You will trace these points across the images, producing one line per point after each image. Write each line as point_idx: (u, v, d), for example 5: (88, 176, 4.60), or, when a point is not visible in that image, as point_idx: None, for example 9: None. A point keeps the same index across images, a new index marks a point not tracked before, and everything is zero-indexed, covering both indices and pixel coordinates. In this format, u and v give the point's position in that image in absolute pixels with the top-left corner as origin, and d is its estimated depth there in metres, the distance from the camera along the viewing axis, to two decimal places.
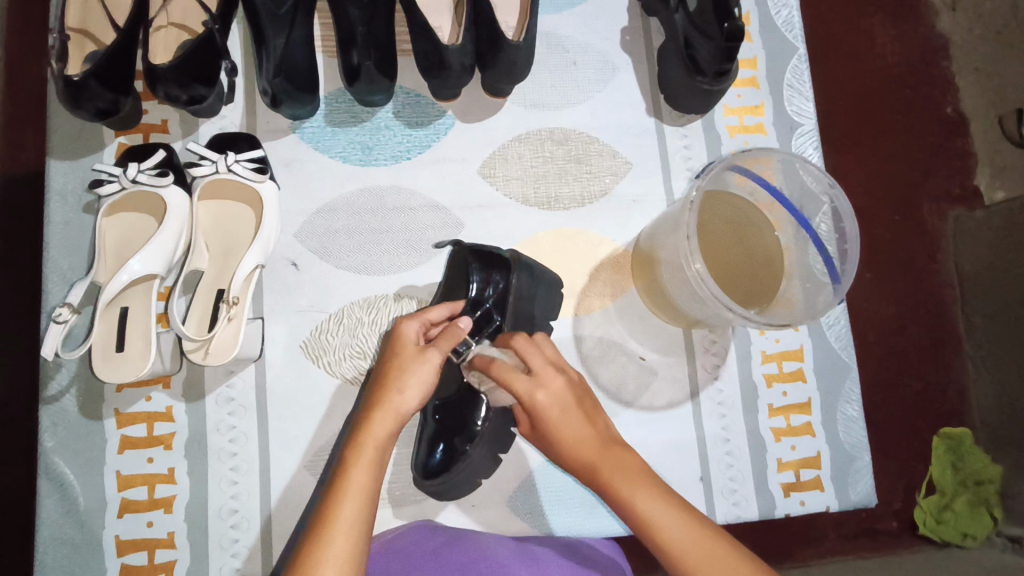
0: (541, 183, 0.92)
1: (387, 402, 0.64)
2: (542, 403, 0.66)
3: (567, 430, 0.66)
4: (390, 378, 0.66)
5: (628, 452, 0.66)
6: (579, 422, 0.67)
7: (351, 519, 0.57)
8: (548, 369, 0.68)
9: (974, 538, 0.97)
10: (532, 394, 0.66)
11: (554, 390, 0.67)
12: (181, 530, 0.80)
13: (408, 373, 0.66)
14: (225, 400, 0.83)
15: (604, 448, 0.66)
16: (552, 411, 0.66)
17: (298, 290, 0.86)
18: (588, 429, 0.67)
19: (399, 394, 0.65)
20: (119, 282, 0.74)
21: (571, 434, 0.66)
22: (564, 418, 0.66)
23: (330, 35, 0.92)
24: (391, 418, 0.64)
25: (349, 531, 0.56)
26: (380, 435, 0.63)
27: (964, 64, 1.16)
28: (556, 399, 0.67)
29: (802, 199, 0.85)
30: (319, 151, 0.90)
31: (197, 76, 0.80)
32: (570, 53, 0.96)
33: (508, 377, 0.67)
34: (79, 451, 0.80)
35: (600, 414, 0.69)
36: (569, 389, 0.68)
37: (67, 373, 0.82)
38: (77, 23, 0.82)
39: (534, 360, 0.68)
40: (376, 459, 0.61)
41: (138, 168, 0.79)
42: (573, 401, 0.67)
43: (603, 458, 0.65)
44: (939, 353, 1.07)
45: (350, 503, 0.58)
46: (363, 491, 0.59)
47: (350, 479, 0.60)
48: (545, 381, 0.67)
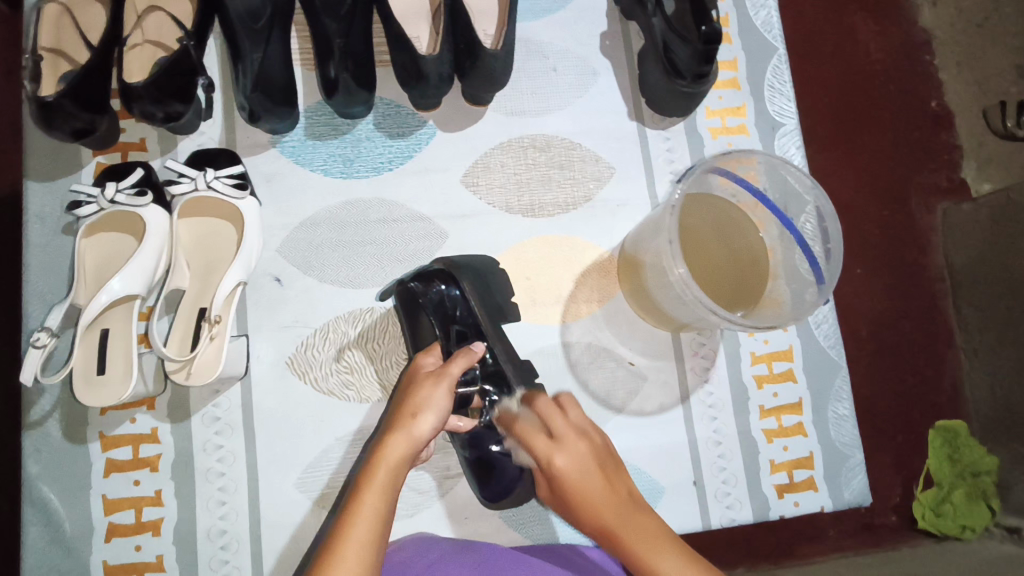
0: (525, 191, 0.92)
1: (403, 427, 0.63)
2: (560, 467, 0.62)
3: (587, 498, 0.61)
4: (406, 404, 0.65)
5: (650, 520, 0.61)
6: (600, 487, 0.62)
7: (360, 540, 0.55)
8: (570, 434, 0.64)
9: (973, 530, 0.96)
10: (550, 457, 0.63)
11: (574, 454, 0.63)
12: (169, 553, 0.79)
13: (422, 397, 0.65)
14: (211, 419, 0.82)
15: (626, 515, 0.61)
16: (571, 475, 0.62)
17: (282, 305, 0.86)
18: (612, 493, 0.62)
19: (415, 418, 0.63)
20: (98, 304, 0.73)
21: (594, 499, 0.61)
22: (584, 480, 0.62)
23: (307, 49, 0.91)
24: (407, 444, 0.62)
25: (356, 553, 0.54)
26: (393, 461, 0.60)
27: (947, 58, 1.16)
28: (577, 461, 0.62)
29: (786, 200, 0.84)
30: (300, 164, 0.89)
31: (175, 93, 0.79)
32: (549, 59, 0.95)
33: (529, 439, 0.65)
34: (63, 476, 0.79)
35: (624, 479, 0.64)
36: (592, 452, 0.63)
37: (50, 398, 0.81)
38: (51, 43, 0.81)
39: (556, 423, 0.64)
40: (391, 483, 0.60)
41: (116, 188, 0.78)
42: (595, 466, 0.63)
43: (620, 525, 0.60)
44: (931, 349, 1.07)
45: (360, 523, 0.56)
46: (375, 508, 0.57)
47: (359, 507, 0.57)
48: (565, 445, 0.63)
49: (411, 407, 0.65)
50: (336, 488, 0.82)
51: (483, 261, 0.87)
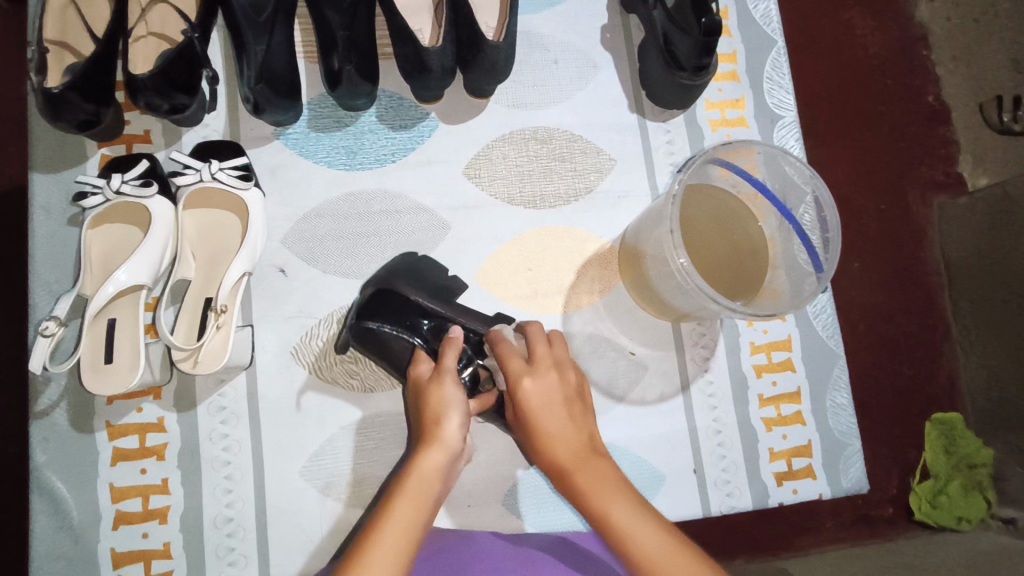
0: (526, 183, 0.93)
1: (435, 436, 0.64)
2: (526, 390, 0.66)
3: (546, 423, 0.65)
4: (431, 411, 0.67)
5: (608, 462, 0.64)
6: (562, 421, 0.65)
7: (397, 542, 0.57)
8: (546, 363, 0.68)
9: (968, 522, 0.97)
10: (521, 378, 0.66)
11: (546, 382, 0.67)
12: (176, 540, 0.80)
13: (438, 402, 0.67)
14: (217, 408, 0.83)
15: (582, 455, 0.63)
16: (535, 399, 0.65)
17: (287, 296, 0.86)
18: (572, 431, 0.65)
19: (444, 426, 0.65)
20: (105, 293, 0.73)
21: (552, 430, 0.64)
22: (547, 406, 0.65)
23: (310, 42, 0.92)
24: (440, 453, 0.64)
25: (395, 556, 0.56)
26: (427, 469, 0.62)
27: (943, 53, 1.17)
28: (546, 389, 0.66)
29: (785, 190, 0.86)
30: (304, 156, 0.90)
31: (178, 85, 0.80)
32: (551, 52, 0.96)
33: (505, 358, 0.68)
34: (71, 465, 0.80)
35: (589, 423, 0.67)
36: (562, 385, 0.67)
37: (57, 388, 0.81)
38: (55, 35, 0.81)
39: (539, 351, 0.69)
40: (425, 490, 0.61)
41: (122, 179, 0.79)
42: (562, 399, 0.66)
43: (572, 458, 0.63)
44: (928, 340, 1.08)
45: (397, 527, 0.58)
46: (410, 512, 0.59)
47: (392, 516, 0.59)
48: (538, 373, 0.67)
49: (432, 415, 0.66)
50: (341, 476, 0.83)
51: (449, 279, 0.88)
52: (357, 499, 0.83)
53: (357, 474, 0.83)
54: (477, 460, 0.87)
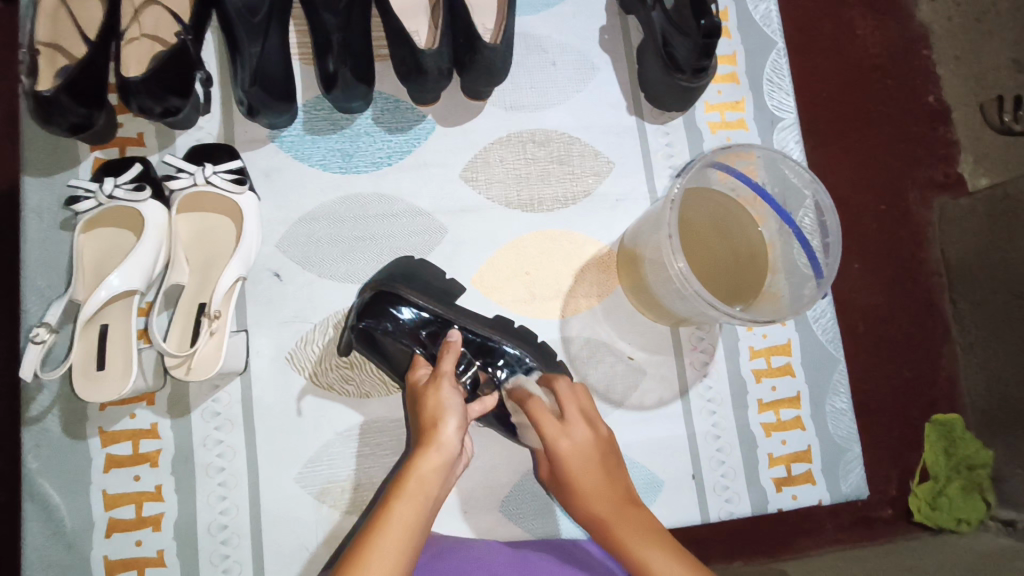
0: (524, 186, 0.92)
1: (432, 438, 0.63)
2: (564, 450, 0.69)
3: (584, 482, 0.69)
4: (429, 413, 0.66)
5: (644, 513, 0.68)
6: (597, 476, 0.69)
7: (391, 546, 0.57)
8: (578, 419, 0.71)
9: (968, 523, 0.96)
10: (557, 441, 0.69)
11: (578, 440, 0.70)
12: (170, 548, 0.79)
13: (437, 403, 0.66)
14: (211, 414, 0.82)
15: (619, 508, 0.68)
16: (572, 459, 0.69)
17: (282, 300, 0.85)
18: (608, 486, 0.69)
19: (441, 428, 0.64)
20: (98, 299, 0.72)
21: (589, 486, 0.69)
22: (583, 466, 0.69)
23: (305, 43, 0.91)
24: (436, 455, 0.63)
25: (387, 559, 0.56)
26: (424, 472, 0.62)
27: (944, 53, 1.17)
28: (581, 447, 0.70)
29: (785, 194, 0.85)
30: (299, 159, 0.89)
31: (172, 88, 0.79)
32: (549, 53, 0.95)
33: (538, 416, 0.70)
34: (63, 472, 0.79)
35: (623, 477, 0.71)
36: (595, 442, 0.71)
37: (49, 394, 0.80)
38: (47, 37, 0.80)
39: (568, 408, 0.72)
40: (422, 493, 0.61)
41: (115, 183, 0.78)
42: (595, 453, 0.70)
43: (613, 515, 0.68)
44: (928, 343, 1.07)
45: (391, 531, 0.58)
46: (405, 515, 0.59)
47: (390, 520, 0.59)
48: (571, 431, 0.70)
49: (431, 416, 0.65)
50: (336, 483, 0.82)
51: (445, 281, 0.87)
52: (352, 506, 0.82)
53: (352, 479, 0.82)
54: (474, 466, 0.86)
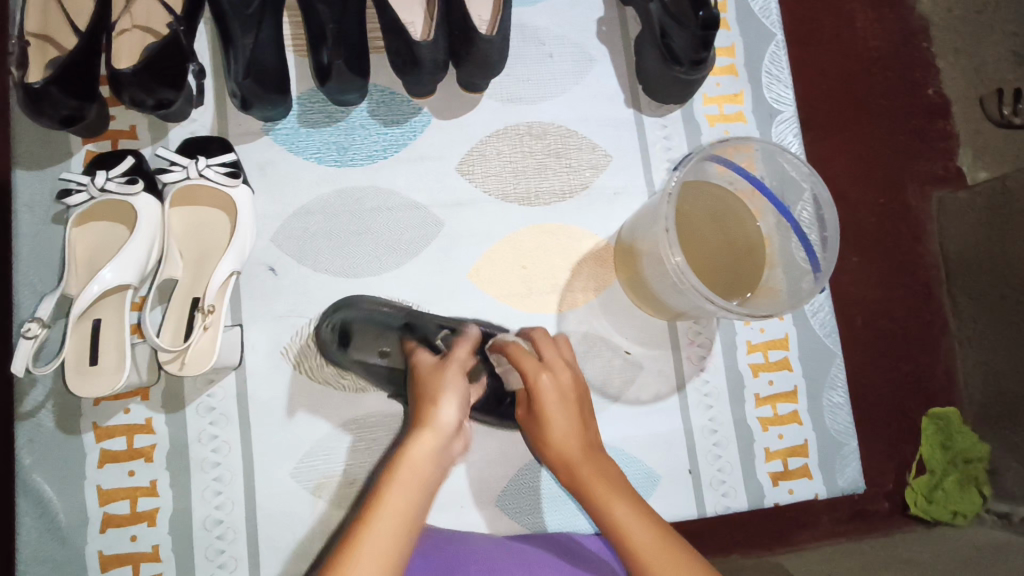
0: (521, 179, 0.91)
1: (428, 420, 0.63)
2: (543, 385, 0.69)
3: (557, 422, 0.69)
4: (427, 397, 0.65)
5: (610, 464, 0.68)
6: (569, 418, 0.69)
7: (386, 531, 0.55)
8: (558, 361, 0.71)
9: (964, 516, 0.97)
10: (537, 376, 0.69)
11: (560, 380, 0.70)
12: (165, 543, 0.79)
13: (442, 387, 0.66)
14: (206, 409, 0.81)
15: (588, 457, 0.67)
16: (551, 395, 0.69)
17: (277, 295, 0.85)
18: (578, 433, 0.69)
19: (438, 409, 0.63)
20: (91, 293, 0.72)
21: (559, 427, 0.68)
22: (559, 404, 0.69)
23: (300, 35, 0.90)
24: (433, 436, 0.62)
25: (382, 547, 0.54)
26: (421, 452, 0.60)
27: (944, 45, 1.16)
28: (560, 386, 0.70)
29: (783, 187, 0.84)
30: (294, 152, 0.88)
31: (164, 80, 0.78)
32: (546, 45, 0.94)
33: (519, 357, 0.71)
34: (58, 468, 0.79)
35: (594, 428, 0.71)
36: (573, 384, 0.71)
37: (42, 389, 0.80)
38: (38, 28, 0.79)
39: (548, 352, 0.72)
40: (419, 474, 0.59)
41: (107, 176, 0.77)
42: (572, 396, 0.70)
43: (580, 460, 0.67)
44: (925, 335, 1.07)
45: (385, 517, 0.56)
46: (399, 500, 0.57)
47: (385, 502, 0.57)
48: (553, 369, 0.70)
49: (434, 397, 0.65)
50: (332, 478, 0.82)
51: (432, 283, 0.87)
52: (348, 501, 0.82)
53: (348, 474, 0.82)
54: (470, 461, 0.86)
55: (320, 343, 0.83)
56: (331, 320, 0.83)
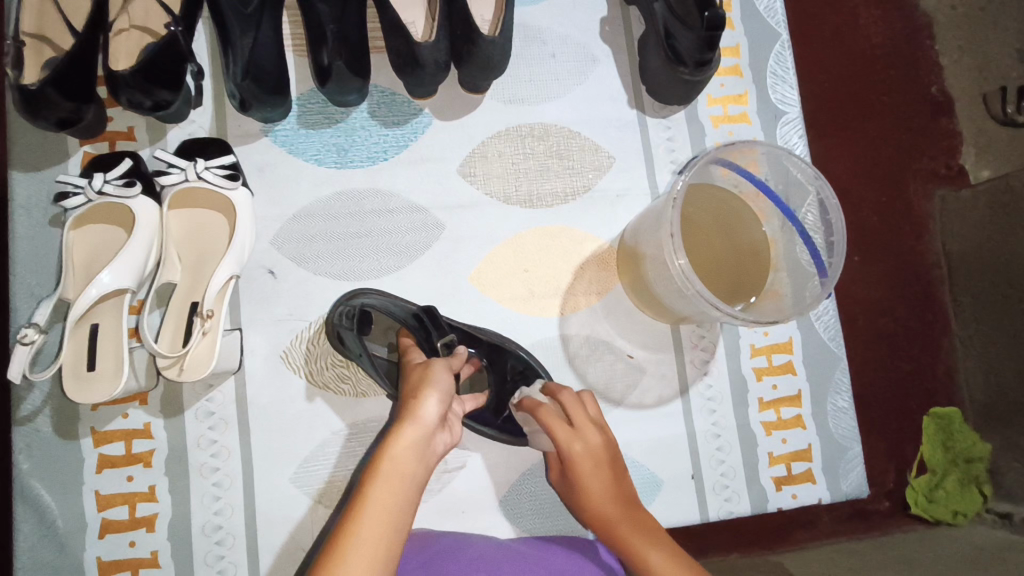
0: (522, 181, 0.90)
1: (410, 413, 0.63)
2: (577, 455, 0.71)
3: (592, 485, 0.72)
4: (412, 391, 0.66)
5: (647, 515, 0.72)
6: (605, 479, 0.72)
7: (369, 527, 0.55)
8: (588, 424, 0.73)
9: (964, 515, 0.96)
10: (571, 446, 0.71)
11: (590, 444, 0.72)
12: (164, 549, 0.78)
13: (423, 383, 0.66)
14: (205, 414, 0.81)
15: (625, 512, 0.72)
16: (586, 464, 0.72)
17: (276, 299, 0.84)
18: (614, 490, 0.72)
19: (420, 403, 0.64)
20: (88, 298, 0.71)
21: (598, 489, 0.72)
22: (592, 470, 0.72)
23: (299, 34, 0.89)
24: (414, 430, 0.62)
25: (367, 544, 0.54)
26: (401, 446, 0.60)
27: (948, 43, 1.15)
28: (592, 451, 0.72)
29: (788, 191, 0.83)
30: (293, 154, 0.87)
31: (162, 80, 0.77)
32: (548, 45, 0.93)
33: (552, 425, 0.71)
34: (56, 473, 0.78)
35: (626, 479, 0.74)
36: (604, 446, 0.73)
37: (39, 394, 0.79)
38: (33, 28, 0.78)
39: (577, 415, 0.72)
40: (400, 470, 0.59)
41: (104, 179, 0.76)
42: (604, 457, 0.72)
43: (620, 521, 0.71)
44: (928, 338, 1.06)
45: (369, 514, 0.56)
46: (381, 496, 0.58)
47: (367, 500, 0.58)
48: (583, 436, 0.72)
49: (414, 394, 0.65)
50: (331, 482, 0.81)
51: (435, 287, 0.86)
52: None
53: (349, 478, 0.81)
54: (471, 465, 0.85)
55: (333, 324, 0.80)
56: (349, 304, 0.78)
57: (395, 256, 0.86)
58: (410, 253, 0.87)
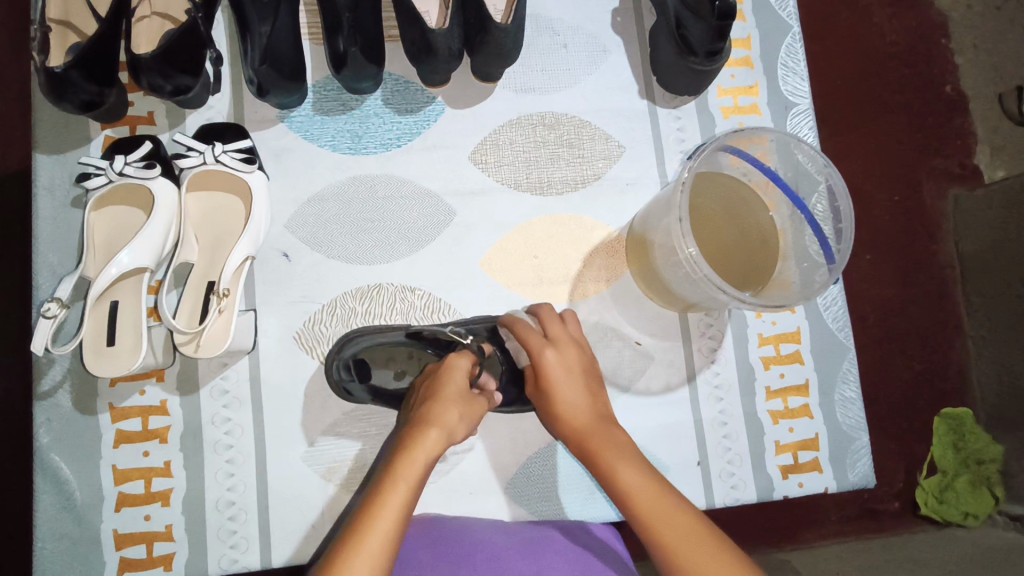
0: (533, 168, 0.91)
1: (441, 422, 0.67)
2: (549, 360, 0.74)
3: (562, 393, 0.73)
4: (450, 400, 0.69)
5: (618, 429, 0.72)
6: (575, 387, 0.74)
7: (399, 510, 0.58)
8: (563, 338, 0.76)
9: (975, 518, 0.95)
10: (542, 351, 0.74)
11: (564, 354, 0.75)
12: (178, 523, 0.80)
13: (460, 400, 0.70)
14: (220, 392, 0.83)
15: (595, 420, 0.72)
16: (557, 369, 0.74)
17: (290, 281, 0.86)
18: (585, 400, 0.73)
19: (454, 417, 0.68)
20: (108, 276, 0.73)
21: (564, 394, 0.73)
22: (565, 376, 0.74)
23: (316, 23, 0.91)
24: (440, 437, 0.66)
25: (390, 527, 0.57)
26: (431, 450, 0.64)
27: (963, 41, 1.14)
28: (564, 364, 0.74)
29: (797, 179, 0.84)
30: (308, 140, 0.89)
31: (181, 66, 0.78)
32: (560, 36, 0.94)
33: (525, 335, 0.76)
34: (75, 448, 0.80)
35: (601, 394, 0.75)
36: (579, 359, 0.75)
37: (60, 369, 0.81)
38: (59, 14, 0.81)
39: (553, 328, 0.77)
40: (425, 463, 0.63)
41: (125, 161, 0.78)
42: (577, 369, 0.75)
43: (590, 428, 0.71)
44: (938, 334, 1.06)
45: (397, 498, 0.59)
46: (409, 483, 0.61)
47: (395, 486, 0.60)
48: (557, 345, 0.75)
49: (450, 407, 0.68)
50: (342, 462, 0.83)
51: (446, 272, 0.88)
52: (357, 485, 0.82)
53: (359, 456, 0.83)
54: (479, 448, 0.86)
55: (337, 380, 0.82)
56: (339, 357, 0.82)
57: (410, 240, 0.88)
58: (423, 238, 0.88)
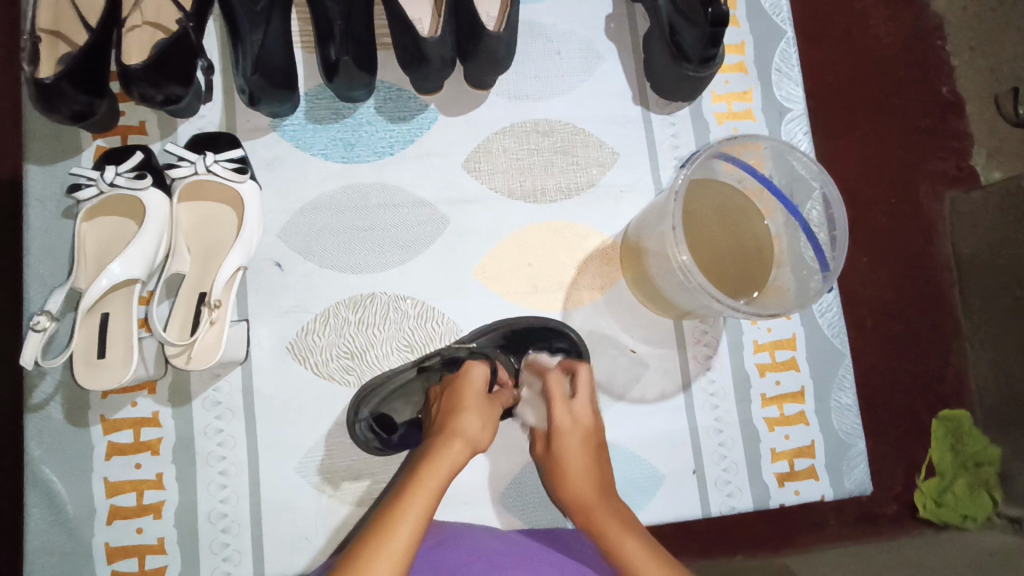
0: (527, 176, 0.91)
1: (464, 432, 0.67)
2: (563, 426, 0.76)
3: (571, 464, 0.74)
4: (473, 409, 0.70)
5: (621, 505, 0.71)
6: (586, 458, 0.74)
7: (421, 514, 0.58)
8: (586, 403, 0.78)
9: (974, 520, 0.95)
10: (562, 418, 0.76)
11: (581, 422, 0.76)
12: (171, 535, 0.80)
13: (481, 410, 0.71)
14: (212, 403, 0.82)
15: (601, 492, 0.72)
16: (573, 437, 0.75)
17: (283, 290, 0.85)
18: (593, 471, 0.73)
19: (477, 426, 0.69)
20: (98, 288, 0.72)
21: (576, 466, 0.74)
22: (580, 444, 0.75)
23: (308, 31, 0.90)
24: (463, 448, 0.66)
25: (410, 529, 0.57)
26: (454, 459, 0.65)
27: (958, 44, 1.14)
28: (579, 434, 0.76)
29: (792, 186, 0.83)
30: (301, 148, 0.88)
31: (173, 76, 0.78)
32: (553, 42, 0.94)
33: (552, 393, 0.78)
34: (66, 460, 0.80)
35: (606, 465, 0.76)
36: (593, 428, 0.77)
37: (51, 381, 0.81)
38: (49, 24, 0.80)
39: (578, 390, 0.78)
40: (447, 470, 0.63)
41: (116, 172, 0.77)
42: (591, 439, 0.76)
43: (592, 496, 0.71)
44: (935, 338, 1.06)
45: (420, 502, 0.59)
46: (434, 491, 0.61)
47: (417, 491, 0.60)
48: (575, 411, 0.77)
49: (474, 416, 0.69)
50: (335, 472, 0.82)
51: (440, 280, 0.87)
52: (350, 495, 0.82)
53: (352, 467, 0.83)
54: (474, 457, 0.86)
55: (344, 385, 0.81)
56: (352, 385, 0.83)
57: (403, 249, 0.87)
58: (416, 246, 0.88)
